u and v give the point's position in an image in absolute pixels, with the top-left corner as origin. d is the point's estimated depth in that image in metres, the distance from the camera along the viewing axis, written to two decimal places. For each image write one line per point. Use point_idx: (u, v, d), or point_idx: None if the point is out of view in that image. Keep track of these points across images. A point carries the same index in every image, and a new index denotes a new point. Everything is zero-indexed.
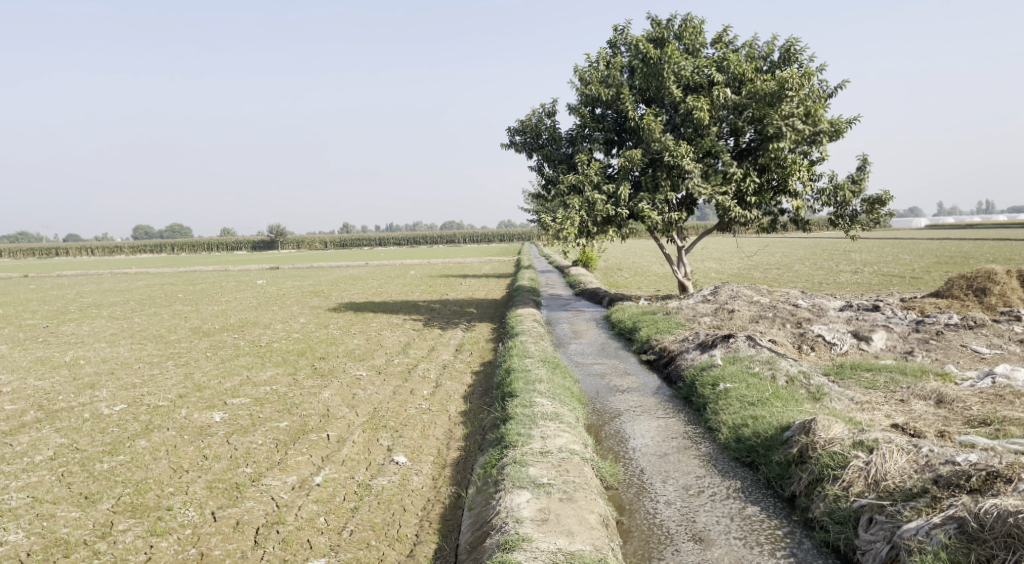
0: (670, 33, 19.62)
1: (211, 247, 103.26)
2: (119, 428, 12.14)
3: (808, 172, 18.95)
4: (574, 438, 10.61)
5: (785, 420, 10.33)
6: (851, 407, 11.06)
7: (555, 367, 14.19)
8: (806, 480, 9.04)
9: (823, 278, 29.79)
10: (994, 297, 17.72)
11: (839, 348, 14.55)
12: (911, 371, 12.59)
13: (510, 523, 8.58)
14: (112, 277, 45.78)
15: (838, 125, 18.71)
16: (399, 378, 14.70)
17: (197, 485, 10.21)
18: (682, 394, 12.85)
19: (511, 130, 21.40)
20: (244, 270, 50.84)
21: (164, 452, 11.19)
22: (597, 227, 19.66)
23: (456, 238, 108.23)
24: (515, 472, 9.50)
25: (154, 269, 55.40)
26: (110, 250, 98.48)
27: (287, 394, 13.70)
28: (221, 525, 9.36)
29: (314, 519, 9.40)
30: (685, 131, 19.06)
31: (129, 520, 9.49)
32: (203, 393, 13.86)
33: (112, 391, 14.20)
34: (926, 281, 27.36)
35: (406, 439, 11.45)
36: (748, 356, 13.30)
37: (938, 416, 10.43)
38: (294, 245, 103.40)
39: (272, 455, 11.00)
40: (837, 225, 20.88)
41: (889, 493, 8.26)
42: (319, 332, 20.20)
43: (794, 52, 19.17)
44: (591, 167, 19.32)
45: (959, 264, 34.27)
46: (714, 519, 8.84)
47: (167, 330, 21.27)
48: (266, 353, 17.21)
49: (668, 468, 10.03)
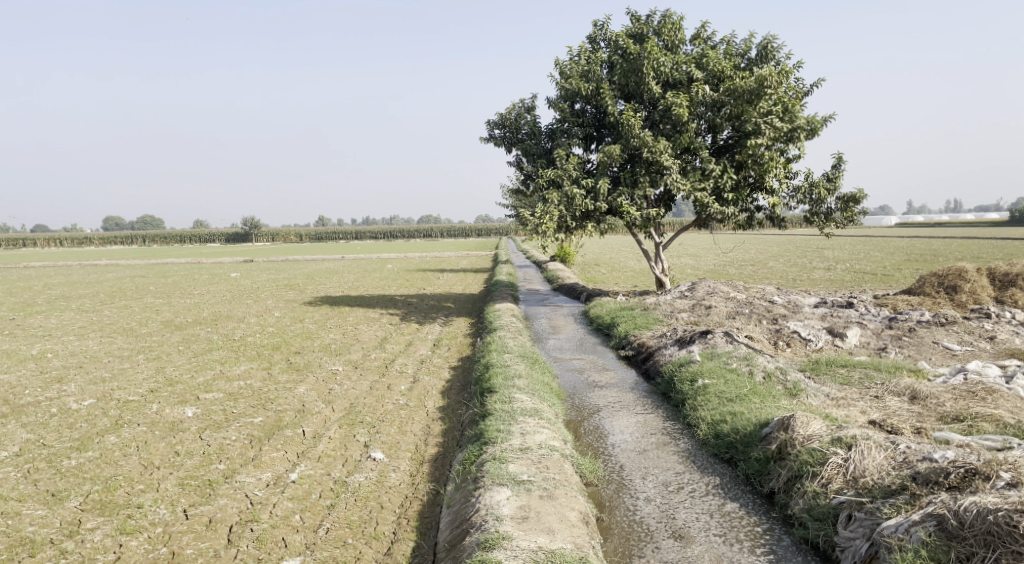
0: (649, 29, 19.66)
1: (184, 239, 101.86)
2: (88, 424, 11.88)
3: (785, 169, 19.06)
4: (554, 434, 10.56)
5: (763, 416, 10.36)
6: (827, 402, 11.12)
7: (534, 363, 14.13)
8: (785, 476, 9.07)
9: (798, 275, 30.01)
10: (965, 295, 17.95)
11: (814, 344, 14.64)
12: (885, 367, 12.71)
13: (490, 521, 8.50)
14: (82, 270, 44.85)
15: (815, 123, 18.81)
16: (376, 373, 14.56)
17: (168, 482, 10.00)
18: (660, 390, 12.84)
19: (490, 124, 21.27)
20: (217, 262, 50.10)
21: (134, 448, 10.95)
22: (576, 222, 19.61)
23: (433, 232, 107.85)
24: (494, 469, 9.42)
25: (126, 260, 54.60)
26: (79, 241, 96.59)
27: (261, 389, 13.48)
28: (193, 523, 9.17)
29: (290, 517, 9.25)
30: (664, 128, 19.07)
31: (98, 519, 9.26)
32: (174, 388, 13.60)
33: (80, 385, 13.89)
34: (897, 278, 27.68)
35: (384, 435, 11.32)
36: (726, 352, 13.34)
37: (912, 412, 10.51)
38: (269, 238, 102.32)
39: (246, 452, 10.81)
40: (812, 223, 21.04)
41: (867, 490, 8.31)
42: (294, 326, 19.95)
43: (771, 49, 19.25)
44: (570, 162, 19.23)
45: (930, 261, 34.75)
46: (694, 516, 8.83)
47: (138, 323, 20.88)
48: (240, 347, 16.95)
49: (648, 465, 10.01)
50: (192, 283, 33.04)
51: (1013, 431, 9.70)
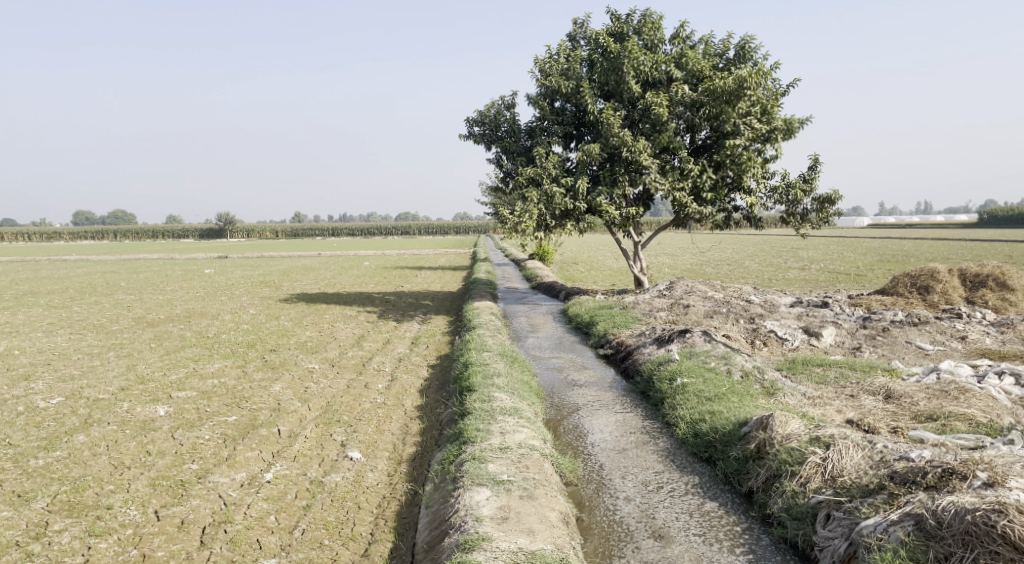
0: (629, 28, 19.68)
1: (157, 235, 100.38)
2: (56, 422, 11.61)
3: (762, 169, 19.16)
4: (534, 434, 10.50)
5: (742, 416, 10.38)
6: (804, 401, 11.18)
7: (514, 361, 14.06)
8: (764, 476, 9.10)
9: (773, 275, 30.25)
10: (937, 295, 18.18)
11: (791, 343, 14.72)
12: (860, 367, 12.81)
13: (469, 521, 8.43)
14: (51, 265, 43.74)
15: (792, 123, 18.95)
16: (352, 372, 14.41)
17: (139, 483, 9.79)
18: (639, 389, 12.83)
19: (469, 121, 21.17)
20: (190, 258, 49.31)
21: (104, 447, 10.72)
22: (555, 220, 19.57)
23: (410, 229, 107.38)
24: (474, 469, 9.34)
25: (97, 256, 53.54)
26: (49, 236, 94.74)
27: (236, 387, 13.27)
28: (165, 524, 8.98)
29: (264, 518, 9.10)
30: (643, 127, 19.09)
31: (66, 520, 9.04)
32: (146, 386, 13.34)
33: (48, 383, 13.58)
34: (870, 278, 28.00)
35: (361, 434, 11.19)
36: (704, 351, 13.37)
37: (886, 412, 10.60)
38: (244, 234, 101.10)
39: (219, 451, 10.62)
40: (788, 223, 21.19)
41: (846, 489, 8.35)
42: (270, 323, 19.70)
43: (749, 49, 19.37)
44: (549, 160, 19.19)
45: (901, 262, 35.26)
46: (674, 516, 8.83)
47: (109, 319, 20.49)
48: (214, 344, 16.69)
49: (627, 464, 9.99)
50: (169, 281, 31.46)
51: (985, 430, 9.82)
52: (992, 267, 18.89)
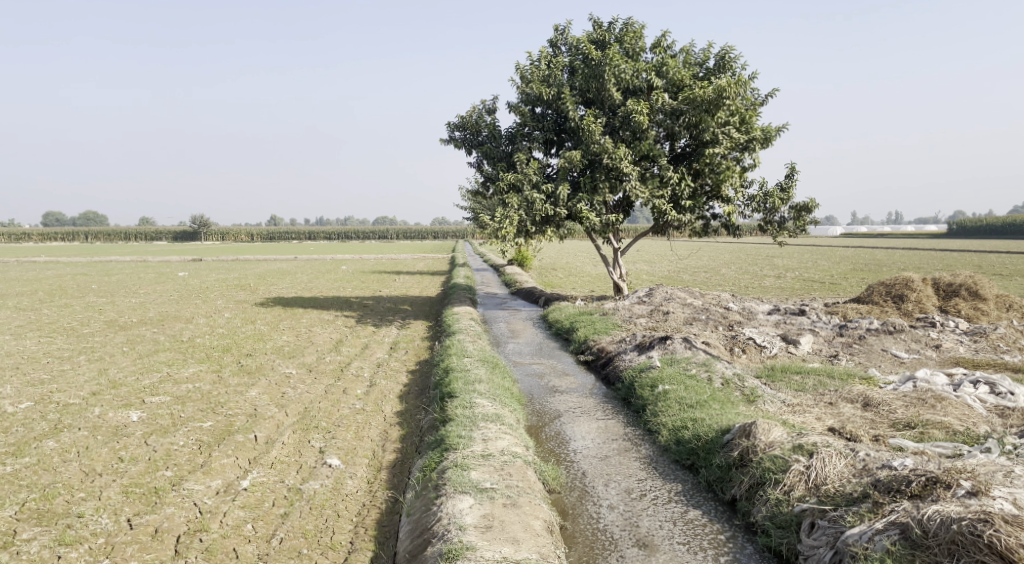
0: (611, 36, 19.72)
1: (129, 237, 98.87)
2: (24, 428, 11.31)
3: (740, 178, 19.26)
4: (517, 440, 10.42)
5: (724, 423, 10.39)
6: (783, 409, 11.22)
7: (495, 367, 13.98)
8: (747, 484, 9.10)
9: (749, 282, 30.43)
10: (911, 304, 18.36)
11: (769, 350, 14.75)
12: (838, 375, 12.88)
13: (453, 530, 8.32)
14: (21, 267, 42.90)
15: (769, 133, 19.08)
16: (331, 377, 14.22)
17: (111, 490, 9.56)
18: (621, 395, 12.82)
19: (450, 126, 21.09)
20: (163, 261, 48.56)
21: (75, 454, 10.46)
22: (535, 226, 19.53)
23: (388, 234, 106.94)
24: (456, 476, 9.24)
25: (66, 258, 52.59)
26: (19, 238, 93.13)
27: (211, 392, 13.04)
28: (138, 533, 8.76)
29: (241, 526, 8.92)
30: (624, 134, 19.10)
31: (35, 528, 8.79)
32: (118, 391, 13.06)
33: (17, 388, 13.25)
34: (844, 286, 28.29)
35: (340, 440, 11.04)
36: (685, 358, 13.40)
37: (865, 419, 10.66)
38: (219, 237, 99.91)
39: (194, 458, 10.41)
40: (766, 231, 21.30)
41: (830, 498, 8.36)
42: (246, 327, 19.43)
43: (729, 59, 19.49)
44: (530, 166, 19.15)
45: (874, 271, 35.75)
46: (658, 524, 8.79)
47: (80, 322, 20.13)
48: (189, 348, 16.40)
49: (610, 471, 9.94)
50: (167, 282, 32.31)
51: (963, 439, 9.89)
52: (965, 277, 19.15)
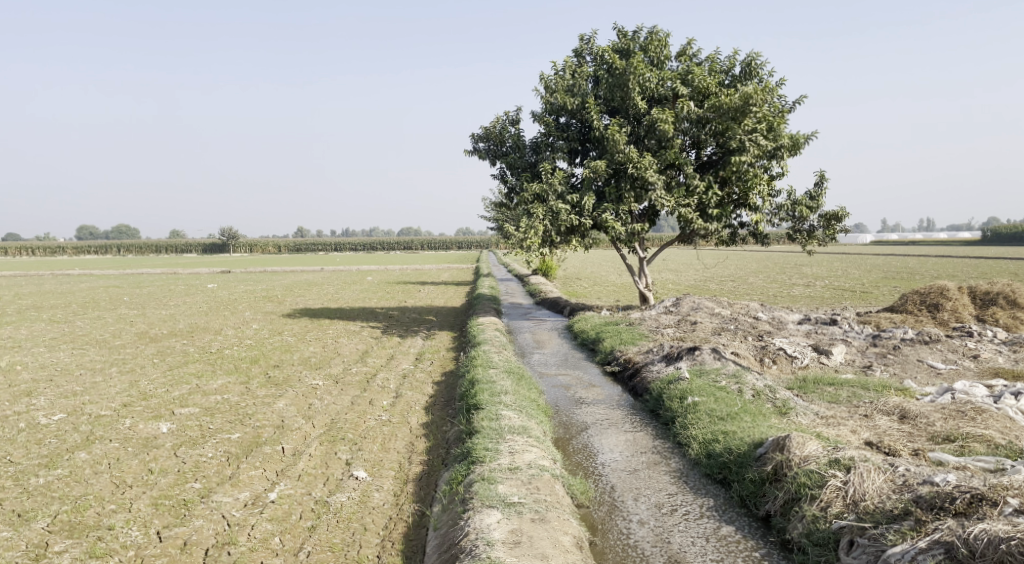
0: (635, 45, 19.56)
1: (160, 249, 100.48)
2: (57, 440, 11.42)
3: (768, 186, 19.01)
4: (544, 453, 10.28)
5: (757, 436, 10.16)
6: (817, 421, 10.96)
7: (520, 378, 13.87)
8: (782, 499, 8.91)
9: (778, 291, 30.02)
10: (947, 313, 17.94)
11: (800, 361, 14.49)
12: (873, 386, 12.57)
13: (481, 546, 8.20)
14: (53, 279, 43.74)
15: (798, 140, 18.81)
16: (357, 388, 14.20)
17: (141, 502, 9.59)
18: (649, 407, 12.63)
19: (474, 137, 21.07)
20: (193, 273, 49.43)
21: (106, 465, 10.53)
22: (560, 236, 19.41)
23: (413, 245, 107.56)
24: (484, 491, 9.13)
25: (98, 270, 53.66)
26: (53, 251, 95.15)
27: (239, 404, 13.09)
28: (167, 546, 8.78)
29: (269, 539, 8.89)
30: (649, 143, 18.93)
31: (67, 541, 8.85)
32: (149, 403, 13.16)
33: (50, 400, 13.41)
34: (876, 295, 27.76)
35: (366, 452, 11.00)
36: (715, 369, 13.17)
37: (902, 432, 10.38)
38: (247, 249, 101.01)
39: (223, 470, 10.42)
40: (795, 240, 20.99)
41: (869, 515, 8.14)
42: (273, 338, 19.53)
43: (756, 66, 19.27)
44: (555, 176, 19.03)
45: (906, 278, 35.16)
46: (690, 540, 8.61)
47: (112, 334, 20.40)
48: (217, 360, 16.52)
49: (639, 485, 9.77)
50: (198, 281, 40.74)
51: (1005, 453, 9.58)
52: (1003, 285, 18.67)
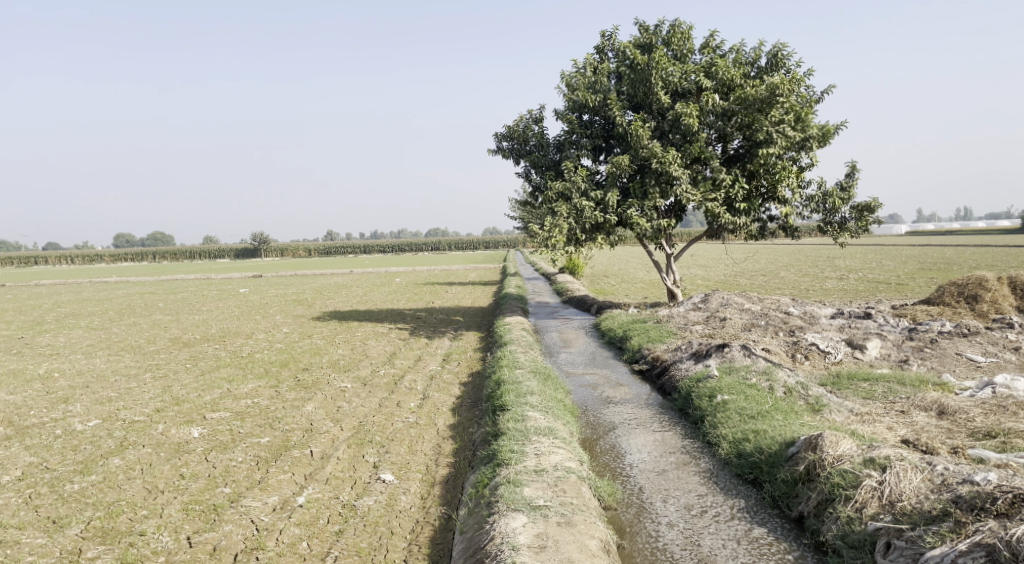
0: (658, 39, 19.30)
1: (194, 255, 102.32)
2: (92, 446, 11.59)
3: (797, 178, 18.65)
4: (570, 455, 10.16)
5: (789, 435, 9.93)
6: (851, 418, 10.70)
7: (547, 378, 13.75)
8: (815, 500, 8.70)
9: (811, 286, 29.44)
10: (986, 304, 17.43)
11: (834, 356, 14.20)
12: (909, 381, 12.24)
13: (506, 551, 8.12)
14: (90, 287, 44.78)
15: (827, 130, 18.43)
16: (385, 390, 14.21)
17: (172, 507, 9.66)
18: (678, 406, 12.45)
19: (498, 136, 21.00)
20: (226, 278, 50.11)
21: (138, 471, 10.63)
22: (585, 234, 19.25)
23: (441, 247, 108.26)
24: (509, 493, 9.04)
25: (133, 277, 54.87)
26: (91, 259, 97.33)
27: (269, 408, 13.16)
28: (197, 551, 8.84)
29: (297, 544, 8.89)
30: (673, 137, 18.69)
31: (99, 547, 8.95)
32: (181, 408, 13.28)
33: (86, 406, 13.62)
34: (912, 287, 27.12)
35: (393, 455, 10.97)
36: (745, 366, 12.94)
37: (941, 429, 10.09)
38: (278, 253, 102.23)
39: (252, 474, 10.47)
40: (826, 232, 20.57)
41: (907, 516, 7.90)
42: (303, 342, 19.65)
43: (782, 57, 18.92)
44: (578, 174, 18.88)
45: (943, 270, 34.30)
46: (720, 543, 8.44)
47: (146, 340, 20.73)
48: (248, 364, 16.66)
49: (668, 487, 9.60)
50: (228, 282, 45.28)
51: None
52: None
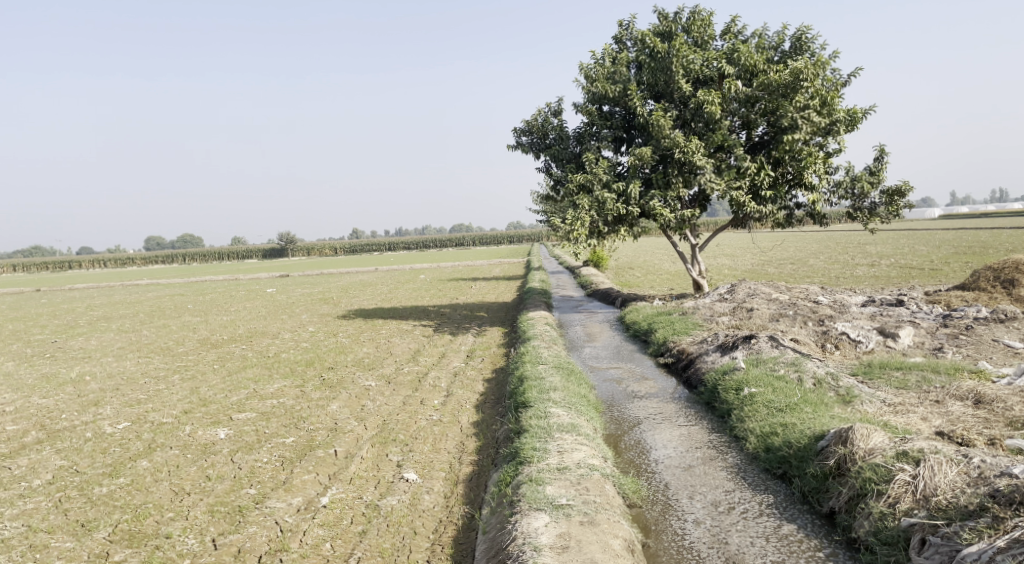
0: (677, 27, 18.99)
1: (223, 256, 103.52)
2: (121, 448, 11.67)
3: (824, 164, 18.24)
4: (593, 452, 10.00)
5: (819, 428, 9.68)
6: (884, 409, 10.41)
7: (570, 373, 13.59)
8: (847, 495, 8.46)
9: (840, 273, 28.79)
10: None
11: (864, 346, 13.89)
12: (944, 369, 11.90)
13: (528, 551, 8.01)
14: (122, 290, 45.44)
15: (854, 114, 18.01)
16: (408, 388, 14.15)
17: (198, 509, 9.69)
18: (704, 399, 12.21)
19: (517, 131, 20.84)
20: (254, 278, 50.54)
21: (165, 473, 10.68)
22: (608, 226, 19.01)
23: (466, 242, 108.38)
24: (531, 493, 8.91)
25: (163, 278, 55.56)
26: (123, 263, 98.93)
27: (294, 407, 13.16)
28: (222, 553, 8.84)
29: (320, 545, 8.86)
30: (695, 126, 18.37)
31: (126, 550, 8.99)
32: (208, 409, 13.34)
33: (116, 409, 13.74)
34: (947, 273, 26.40)
35: (417, 454, 10.90)
36: (772, 358, 12.63)
37: (978, 419, 9.76)
38: (305, 252, 103.04)
39: (277, 474, 10.47)
40: (856, 218, 20.09)
41: (942, 511, 7.65)
42: (329, 340, 19.68)
43: (806, 40, 18.51)
44: (599, 165, 18.64)
45: (980, 253, 33.47)
46: (748, 540, 8.24)
47: (176, 341, 20.92)
48: (274, 364, 16.72)
49: (695, 483, 9.41)
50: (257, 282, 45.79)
51: None
52: None
